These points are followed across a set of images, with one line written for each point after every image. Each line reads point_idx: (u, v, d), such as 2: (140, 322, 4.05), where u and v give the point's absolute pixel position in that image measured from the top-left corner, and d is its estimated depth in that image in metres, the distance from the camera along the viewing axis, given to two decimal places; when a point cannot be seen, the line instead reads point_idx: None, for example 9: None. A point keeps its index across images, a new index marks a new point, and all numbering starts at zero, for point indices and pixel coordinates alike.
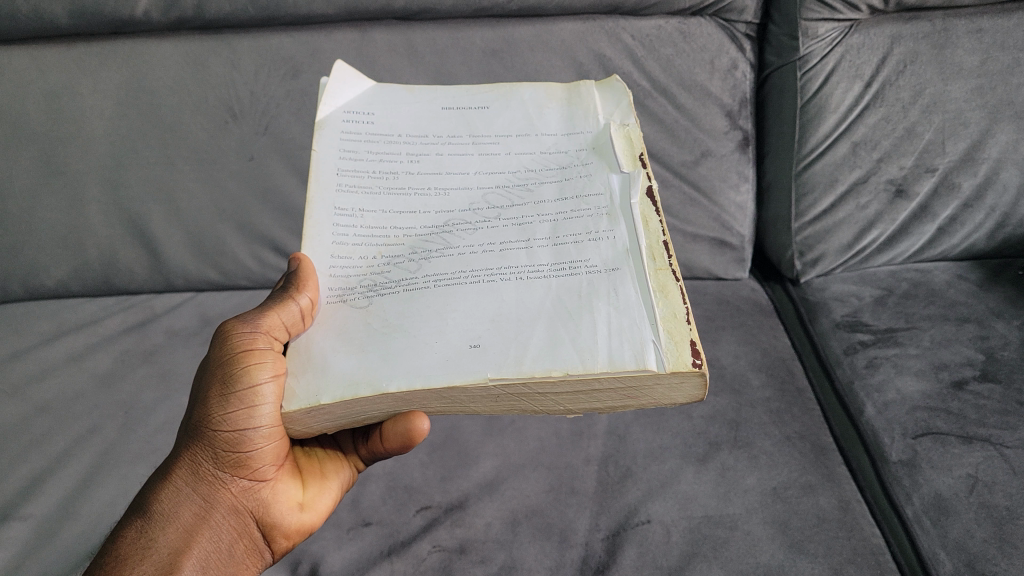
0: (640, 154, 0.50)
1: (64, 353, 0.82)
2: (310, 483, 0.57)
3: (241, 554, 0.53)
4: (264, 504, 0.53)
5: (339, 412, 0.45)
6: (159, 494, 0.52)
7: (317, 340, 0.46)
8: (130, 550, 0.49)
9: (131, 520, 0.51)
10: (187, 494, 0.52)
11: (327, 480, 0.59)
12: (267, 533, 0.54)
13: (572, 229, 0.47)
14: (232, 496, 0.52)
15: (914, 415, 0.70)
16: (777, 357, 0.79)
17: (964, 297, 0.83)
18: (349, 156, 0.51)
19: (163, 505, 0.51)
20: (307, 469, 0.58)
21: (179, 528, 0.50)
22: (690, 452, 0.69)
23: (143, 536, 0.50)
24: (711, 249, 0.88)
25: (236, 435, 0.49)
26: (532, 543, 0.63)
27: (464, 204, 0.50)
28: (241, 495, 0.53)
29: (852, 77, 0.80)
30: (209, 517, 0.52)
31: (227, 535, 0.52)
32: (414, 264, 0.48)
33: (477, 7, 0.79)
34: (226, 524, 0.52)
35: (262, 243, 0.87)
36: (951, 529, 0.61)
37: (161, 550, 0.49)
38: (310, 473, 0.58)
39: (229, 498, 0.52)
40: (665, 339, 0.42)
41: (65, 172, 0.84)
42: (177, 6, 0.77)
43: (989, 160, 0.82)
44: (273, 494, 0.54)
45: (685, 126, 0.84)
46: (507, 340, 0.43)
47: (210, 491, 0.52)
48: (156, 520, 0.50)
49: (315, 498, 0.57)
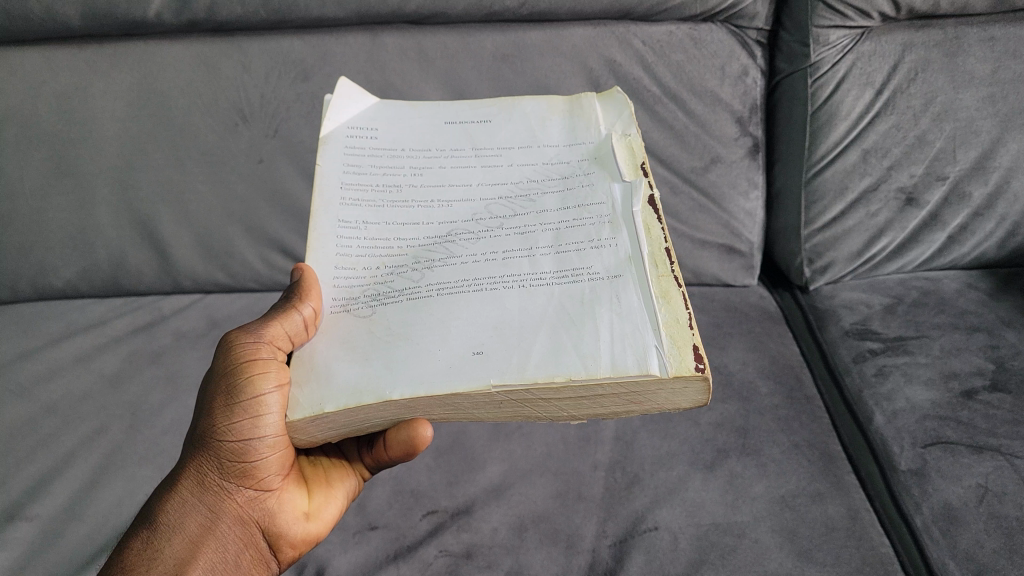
0: (642, 164, 0.50)
1: (72, 354, 0.82)
2: (315, 492, 0.57)
3: (248, 564, 0.53)
4: (270, 514, 0.53)
5: (343, 421, 0.45)
6: (165, 504, 0.52)
7: (321, 349, 0.46)
8: (135, 561, 0.49)
9: (138, 531, 0.51)
10: (194, 504, 0.52)
11: (333, 488, 0.58)
12: (274, 543, 0.54)
13: (574, 238, 0.47)
14: (238, 507, 0.52)
15: (924, 424, 0.70)
16: (785, 364, 0.79)
17: (974, 306, 0.83)
18: (352, 170, 0.51)
19: (169, 515, 0.51)
20: (311, 477, 0.57)
21: (185, 539, 0.51)
22: (698, 458, 0.69)
23: (149, 547, 0.50)
24: (720, 256, 0.88)
25: (241, 445, 0.49)
26: (539, 549, 0.63)
27: (467, 214, 0.50)
28: (247, 505, 0.52)
29: (863, 85, 0.79)
30: (215, 528, 0.52)
31: (233, 545, 0.52)
32: (417, 273, 0.48)
33: (488, 12, 0.79)
34: (232, 534, 0.52)
35: (270, 245, 0.87)
36: (961, 539, 0.61)
37: (167, 561, 0.49)
38: (315, 481, 0.57)
39: (235, 509, 0.52)
40: (669, 345, 0.42)
41: (75, 174, 0.84)
42: (189, 9, 0.77)
43: (1000, 169, 0.82)
44: (279, 503, 0.53)
45: (695, 132, 0.83)
46: (510, 347, 0.43)
47: (216, 501, 0.52)
48: (162, 530, 0.51)
49: (321, 507, 0.56)
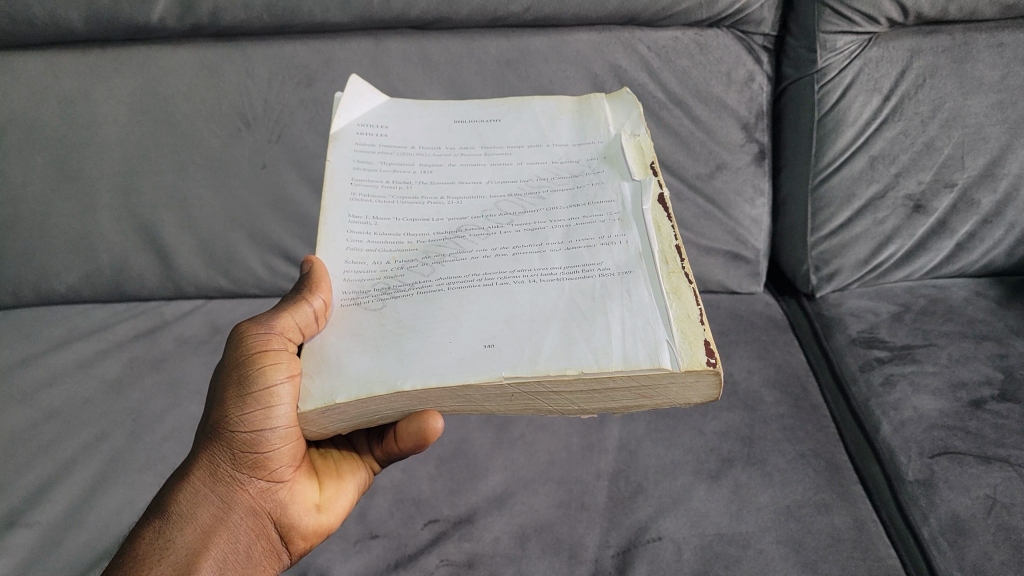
0: (651, 162, 0.49)
1: (74, 359, 0.82)
2: (327, 484, 0.57)
3: (259, 555, 0.52)
4: (282, 505, 0.53)
5: (353, 412, 0.44)
6: (177, 494, 0.51)
7: (331, 341, 0.46)
8: (147, 550, 0.49)
9: (149, 521, 0.51)
10: (206, 493, 0.51)
11: (344, 480, 0.58)
12: (285, 534, 0.54)
13: (584, 234, 0.47)
14: (250, 497, 0.52)
15: (932, 434, 0.69)
16: (791, 372, 0.79)
17: (983, 314, 0.82)
18: (363, 167, 0.51)
19: (181, 506, 0.51)
20: (322, 469, 0.57)
21: (197, 529, 0.50)
22: (702, 468, 0.68)
23: (161, 537, 0.49)
24: (725, 264, 0.87)
25: (254, 436, 0.49)
26: (541, 559, 0.62)
27: (477, 211, 0.49)
28: (259, 496, 0.52)
29: (870, 91, 0.79)
30: (227, 518, 0.51)
31: (246, 536, 0.52)
32: (427, 268, 0.47)
33: (493, 18, 0.78)
34: (243, 524, 0.52)
35: (273, 251, 0.87)
36: (969, 551, 0.60)
37: (179, 551, 0.49)
38: (325, 473, 0.57)
39: (248, 499, 0.51)
40: (680, 339, 0.41)
41: (79, 178, 0.84)
42: (192, 15, 0.76)
43: (1009, 176, 0.81)
44: (290, 495, 0.53)
45: (701, 138, 0.83)
46: (521, 340, 0.43)
47: (228, 491, 0.51)
48: (174, 520, 0.50)
49: (332, 499, 0.56)
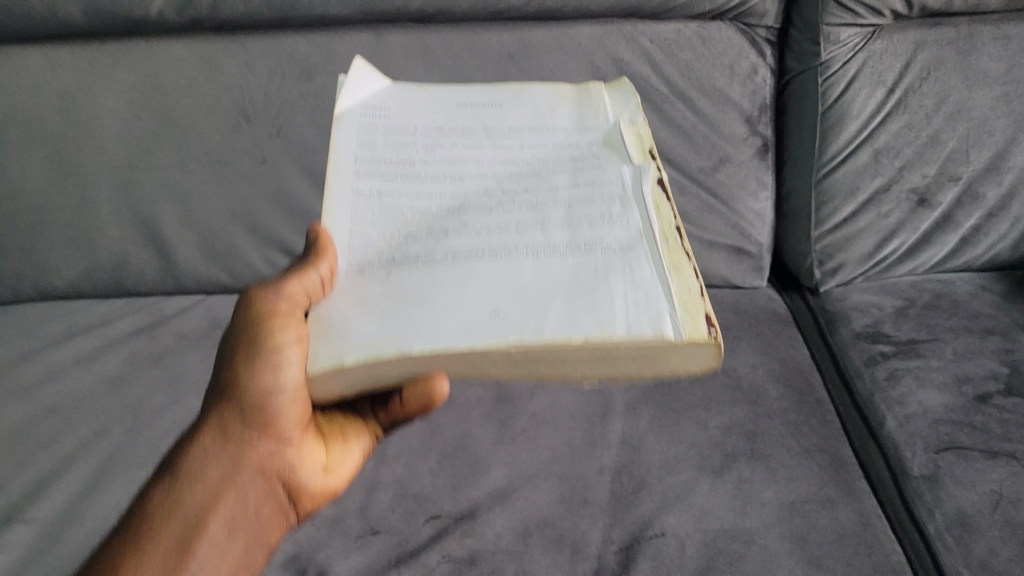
0: (651, 149, 0.49)
1: (73, 355, 0.81)
2: (333, 446, 0.55)
3: (268, 515, 0.52)
4: (290, 467, 0.51)
5: (357, 376, 0.42)
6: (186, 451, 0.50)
7: (334, 307, 0.44)
8: (156, 508, 0.48)
9: (159, 477, 0.50)
10: (216, 454, 0.50)
11: (350, 445, 0.56)
12: (293, 495, 0.53)
13: (588, 213, 0.46)
14: (260, 458, 0.50)
15: (937, 429, 0.69)
16: (795, 367, 0.78)
17: (988, 308, 0.82)
18: (364, 144, 0.50)
19: (189, 463, 0.50)
20: (329, 432, 0.55)
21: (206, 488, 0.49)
22: (705, 463, 0.68)
23: (169, 495, 0.49)
24: (729, 258, 0.86)
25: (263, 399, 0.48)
26: (543, 556, 0.62)
27: (481, 186, 0.48)
28: (269, 457, 0.50)
29: (874, 84, 0.78)
30: (236, 479, 0.50)
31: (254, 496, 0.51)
32: (429, 240, 0.45)
33: (494, 11, 0.78)
34: (253, 485, 0.50)
35: (272, 245, 0.86)
36: (975, 547, 0.60)
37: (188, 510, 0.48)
38: (333, 436, 0.55)
39: (257, 460, 0.50)
40: (682, 312, 0.41)
41: (79, 173, 0.83)
42: (193, 6, 0.77)
43: (1014, 169, 0.81)
44: (299, 456, 0.52)
45: (704, 131, 0.82)
46: (529, 309, 0.41)
47: (236, 451, 0.50)
48: (181, 479, 0.49)
49: (338, 463, 0.55)
